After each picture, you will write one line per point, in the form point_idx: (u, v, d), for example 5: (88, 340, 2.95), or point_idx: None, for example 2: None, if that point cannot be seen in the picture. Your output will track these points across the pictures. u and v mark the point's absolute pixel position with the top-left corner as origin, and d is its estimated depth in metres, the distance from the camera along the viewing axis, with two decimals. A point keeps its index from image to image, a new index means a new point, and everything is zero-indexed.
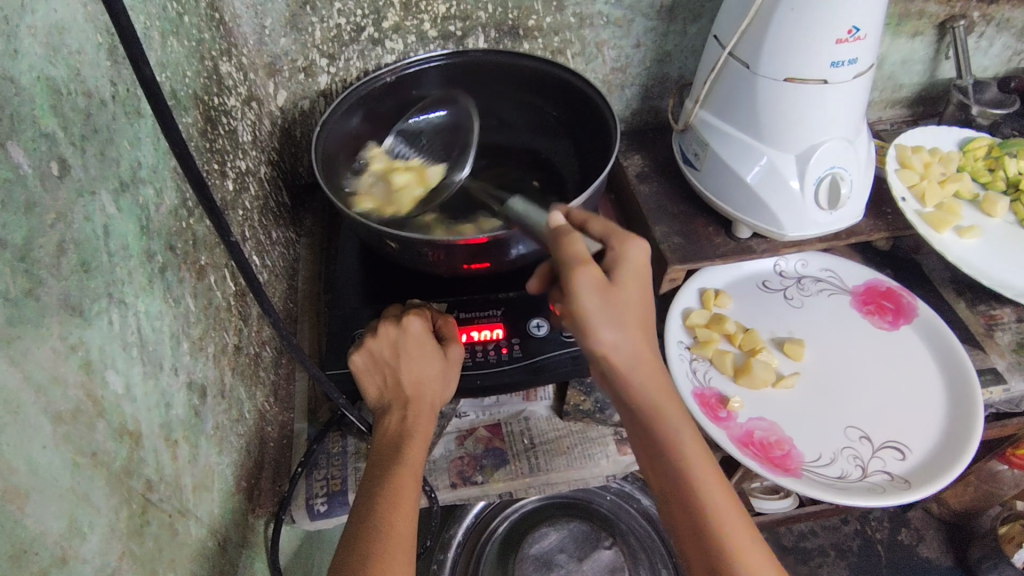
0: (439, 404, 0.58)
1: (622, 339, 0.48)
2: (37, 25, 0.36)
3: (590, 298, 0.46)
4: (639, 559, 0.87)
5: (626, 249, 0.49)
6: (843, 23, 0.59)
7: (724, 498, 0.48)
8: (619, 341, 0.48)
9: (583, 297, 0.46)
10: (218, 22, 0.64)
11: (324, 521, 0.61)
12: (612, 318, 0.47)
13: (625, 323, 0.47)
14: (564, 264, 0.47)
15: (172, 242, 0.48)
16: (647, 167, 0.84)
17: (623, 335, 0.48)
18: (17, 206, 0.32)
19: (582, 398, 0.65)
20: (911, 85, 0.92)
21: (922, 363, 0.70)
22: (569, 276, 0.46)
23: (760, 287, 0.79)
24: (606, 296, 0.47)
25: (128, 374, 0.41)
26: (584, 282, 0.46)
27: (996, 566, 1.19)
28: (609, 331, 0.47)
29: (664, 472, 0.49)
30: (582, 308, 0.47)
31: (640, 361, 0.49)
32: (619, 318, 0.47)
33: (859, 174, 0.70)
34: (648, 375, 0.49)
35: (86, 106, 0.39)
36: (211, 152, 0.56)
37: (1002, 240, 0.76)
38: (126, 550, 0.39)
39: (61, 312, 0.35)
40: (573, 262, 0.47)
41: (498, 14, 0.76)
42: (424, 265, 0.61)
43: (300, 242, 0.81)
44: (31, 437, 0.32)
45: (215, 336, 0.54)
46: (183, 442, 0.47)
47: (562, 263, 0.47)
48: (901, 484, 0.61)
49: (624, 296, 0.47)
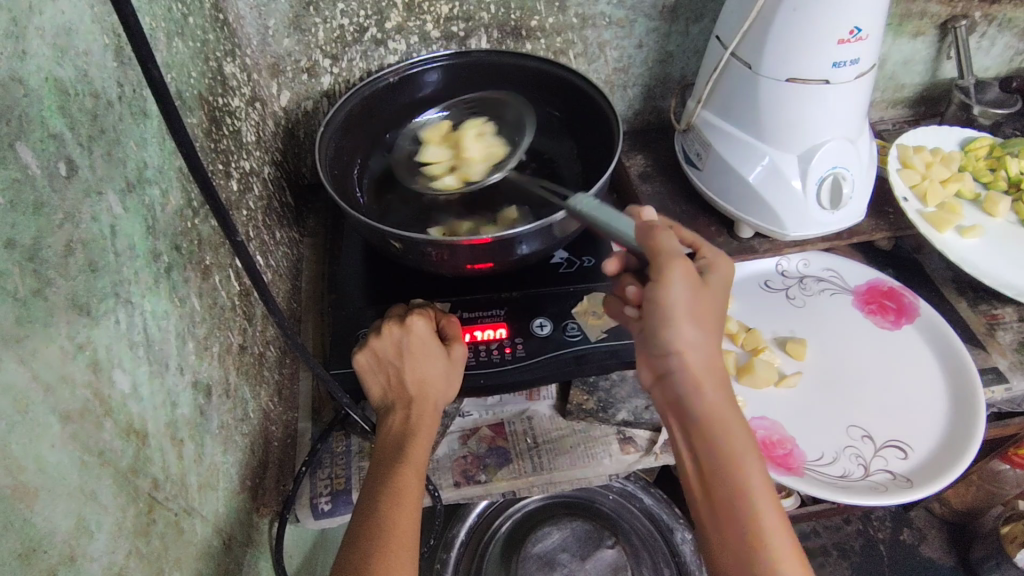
0: (442, 403, 0.58)
1: (698, 341, 0.48)
2: (45, 26, 0.36)
3: (677, 292, 0.47)
4: (642, 558, 0.87)
5: (715, 264, 0.53)
6: (845, 24, 0.60)
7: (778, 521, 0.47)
8: (693, 343, 0.48)
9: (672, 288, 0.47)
10: (222, 23, 0.65)
11: (328, 520, 0.61)
12: (692, 318, 0.48)
13: (705, 324, 0.49)
14: (658, 256, 0.48)
15: (178, 242, 0.48)
16: (648, 168, 0.85)
17: (699, 336, 0.48)
18: (25, 206, 0.33)
19: (585, 397, 0.66)
20: (913, 85, 0.93)
21: (923, 360, 0.71)
22: (664, 265, 0.47)
23: (763, 287, 0.79)
24: (693, 295, 0.48)
25: (134, 374, 0.41)
26: (679, 273, 0.47)
27: (998, 566, 1.18)
28: (690, 329, 0.48)
29: (716, 484, 0.48)
30: (669, 298, 0.47)
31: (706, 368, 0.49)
32: (699, 319, 0.48)
33: (861, 173, 0.70)
34: (715, 380, 0.49)
35: (93, 107, 0.40)
36: (216, 153, 0.57)
37: (1003, 240, 0.76)
38: (133, 549, 0.40)
39: (69, 312, 0.35)
40: (670, 253, 0.48)
41: (501, 15, 0.76)
42: (427, 265, 0.62)
43: (304, 242, 0.81)
44: (39, 436, 0.33)
45: (220, 336, 0.54)
46: (189, 441, 0.47)
47: (655, 251, 0.48)
48: (902, 484, 0.62)
49: (709, 300, 0.49)
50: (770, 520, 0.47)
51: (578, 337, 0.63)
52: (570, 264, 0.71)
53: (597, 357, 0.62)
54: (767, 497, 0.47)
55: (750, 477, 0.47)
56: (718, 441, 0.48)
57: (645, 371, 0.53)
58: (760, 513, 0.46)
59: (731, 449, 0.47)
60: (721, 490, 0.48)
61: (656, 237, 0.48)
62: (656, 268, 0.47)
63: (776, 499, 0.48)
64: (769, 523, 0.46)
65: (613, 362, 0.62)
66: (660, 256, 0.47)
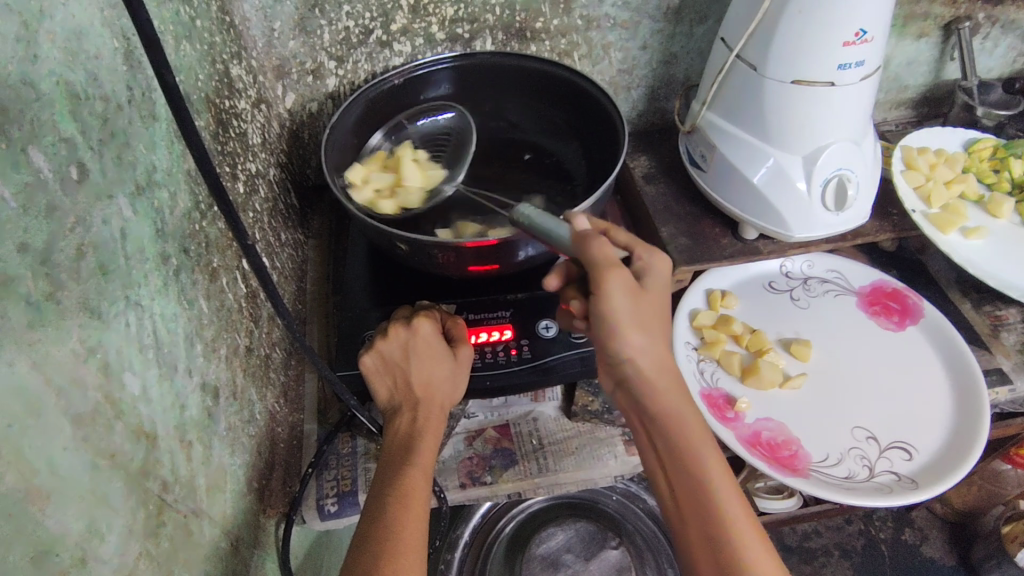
0: (448, 405, 0.58)
1: (646, 348, 0.48)
2: (56, 30, 0.36)
3: (621, 302, 0.46)
4: (646, 559, 0.87)
5: (653, 261, 0.51)
6: (850, 26, 0.60)
7: (745, 516, 0.47)
8: (643, 349, 0.48)
9: (612, 299, 0.46)
10: (229, 25, 0.65)
11: (335, 521, 0.62)
12: (638, 325, 0.47)
13: (650, 329, 0.48)
14: (598, 267, 0.46)
15: (186, 244, 0.48)
16: (653, 169, 0.85)
17: (646, 342, 0.48)
18: (38, 210, 0.33)
19: (591, 399, 0.65)
20: (917, 86, 0.93)
21: (928, 362, 0.71)
22: (603, 280, 0.46)
23: (767, 288, 0.79)
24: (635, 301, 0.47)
25: (144, 377, 0.41)
26: (615, 285, 0.46)
27: (999, 565, 1.19)
28: (638, 337, 0.48)
29: (681, 486, 0.48)
30: (613, 311, 0.47)
31: (659, 373, 0.49)
32: (645, 327, 0.48)
33: (865, 174, 0.70)
34: (665, 385, 0.49)
35: (104, 111, 0.40)
36: (223, 155, 0.57)
37: (1008, 242, 0.76)
38: (143, 551, 0.40)
39: (81, 314, 0.35)
40: (604, 264, 0.46)
41: (506, 16, 0.77)
42: (433, 267, 0.62)
43: (309, 243, 0.81)
44: (52, 440, 0.33)
45: (227, 338, 0.54)
46: (197, 443, 0.47)
47: (591, 264, 0.47)
48: (908, 484, 0.62)
49: (653, 304, 0.48)
50: (738, 520, 0.47)
51: (584, 339, 0.63)
52: None
53: None
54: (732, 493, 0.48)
55: (713, 476, 0.47)
56: (679, 446, 0.48)
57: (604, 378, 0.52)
58: (727, 511, 0.47)
59: (691, 450, 0.48)
60: (689, 493, 0.48)
61: (589, 248, 0.47)
62: (596, 278, 0.46)
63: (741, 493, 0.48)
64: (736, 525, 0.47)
65: None
66: (597, 266, 0.46)
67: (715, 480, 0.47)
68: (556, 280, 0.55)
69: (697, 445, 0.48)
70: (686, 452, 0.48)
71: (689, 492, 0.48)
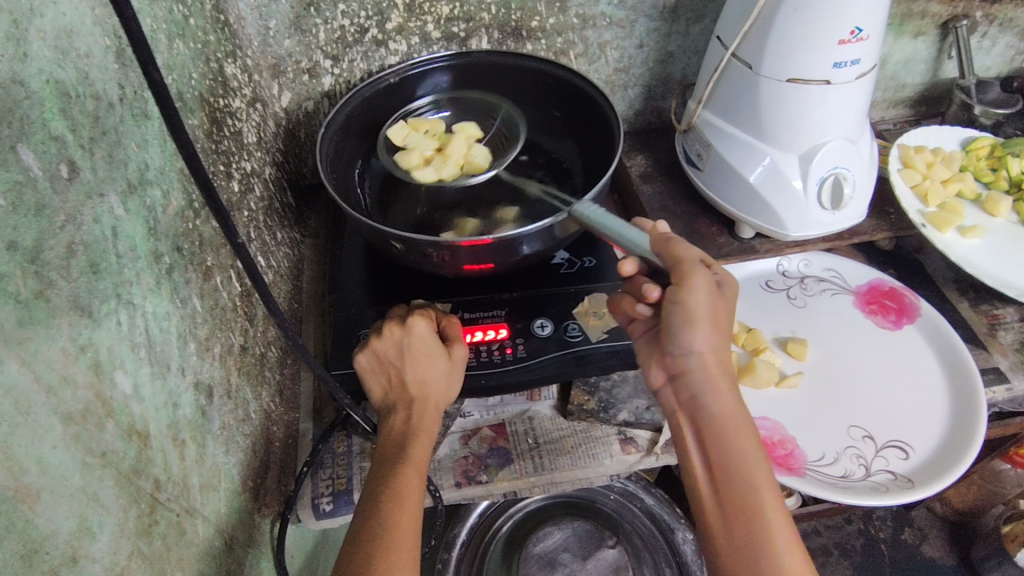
0: (443, 404, 0.58)
1: (710, 345, 0.50)
2: (46, 28, 0.36)
3: (699, 296, 0.48)
4: (643, 558, 0.87)
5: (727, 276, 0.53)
6: (844, 25, 0.60)
7: (782, 517, 0.47)
8: (706, 346, 0.49)
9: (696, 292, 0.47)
10: (224, 24, 0.65)
11: (330, 520, 0.61)
12: (710, 323, 0.49)
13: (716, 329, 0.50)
14: (680, 262, 0.48)
15: (179, 243, 0.48)
16: (649, 168, 0.85)
17: (712, 340, 0.50)
18: (27, 207, 0.33)
19: (586, 398, 0.66)
20: (914, 85, 0.93)
21: (923, 361, 0.71)
22: (684, 274, 0.48)
23: (764, 287, 0.79)
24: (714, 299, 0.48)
25: (136, 375, 0.41)
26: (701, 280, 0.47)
27: (999, 565, 1.18)
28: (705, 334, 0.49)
29: (726, 484, 0.48)
30: (691, 304, 0.48)
31: (718, 373, 0.50)
32: (716, 325, 0.49)
33: (861, 172, 0.70)
34: (725, 386, 0.50)
35: (95, 109, 0.40)
36: (217, 154, 0.57)
37: (1004, 240, 0.76)
38: (135, 549, 0.40)
39: (71, 313, 0.35)
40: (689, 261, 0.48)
41: (502, 15, 0.76)
42: (428, 265, 0.61)
43: (305, 242, 0.81)
44: (42, 437, 0.33)
45: (222, 336, 0.54)
46: (190, 442, 0.47)
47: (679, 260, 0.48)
48: (904, 484, 0.62)
49: (724, 309, 0.50)
50: (778, 524, 0.47)
51: (579, 338, 0.63)
52: (571, 264, 0.71)
53: (598, 357, 0.62)
54: (773, 493, 0.48)
55: (757, 475, 0.48)
56: (732, 443, 0.48)
57: (657, 372, 0.54)
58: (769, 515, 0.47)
59: (738, 450, 0.48)
60: (731, 491, 0.48)
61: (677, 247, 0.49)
62: (679, 273, 0.48)
63: (780, 499, 0.48)
64: (776, 528, 0.46)
65: (614, 363, 0.62)
66: (682, 263, 0.48)
67: (759, 479, 0.48)
68: (635, 264, 0.53)
69: (748, 444, 0.48)
70: (735, 453, 0.48)
71: (731, 488, 0.48)
